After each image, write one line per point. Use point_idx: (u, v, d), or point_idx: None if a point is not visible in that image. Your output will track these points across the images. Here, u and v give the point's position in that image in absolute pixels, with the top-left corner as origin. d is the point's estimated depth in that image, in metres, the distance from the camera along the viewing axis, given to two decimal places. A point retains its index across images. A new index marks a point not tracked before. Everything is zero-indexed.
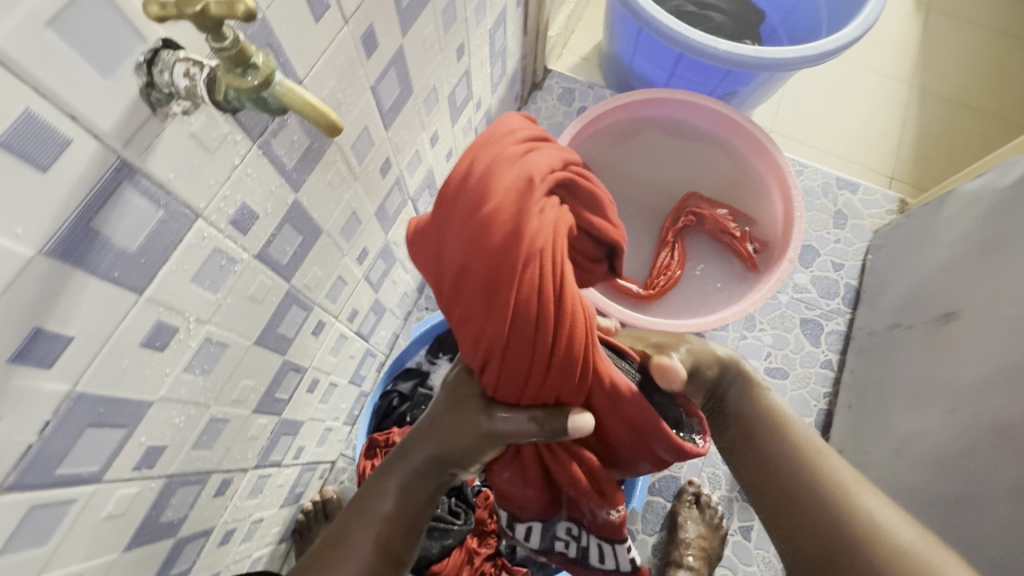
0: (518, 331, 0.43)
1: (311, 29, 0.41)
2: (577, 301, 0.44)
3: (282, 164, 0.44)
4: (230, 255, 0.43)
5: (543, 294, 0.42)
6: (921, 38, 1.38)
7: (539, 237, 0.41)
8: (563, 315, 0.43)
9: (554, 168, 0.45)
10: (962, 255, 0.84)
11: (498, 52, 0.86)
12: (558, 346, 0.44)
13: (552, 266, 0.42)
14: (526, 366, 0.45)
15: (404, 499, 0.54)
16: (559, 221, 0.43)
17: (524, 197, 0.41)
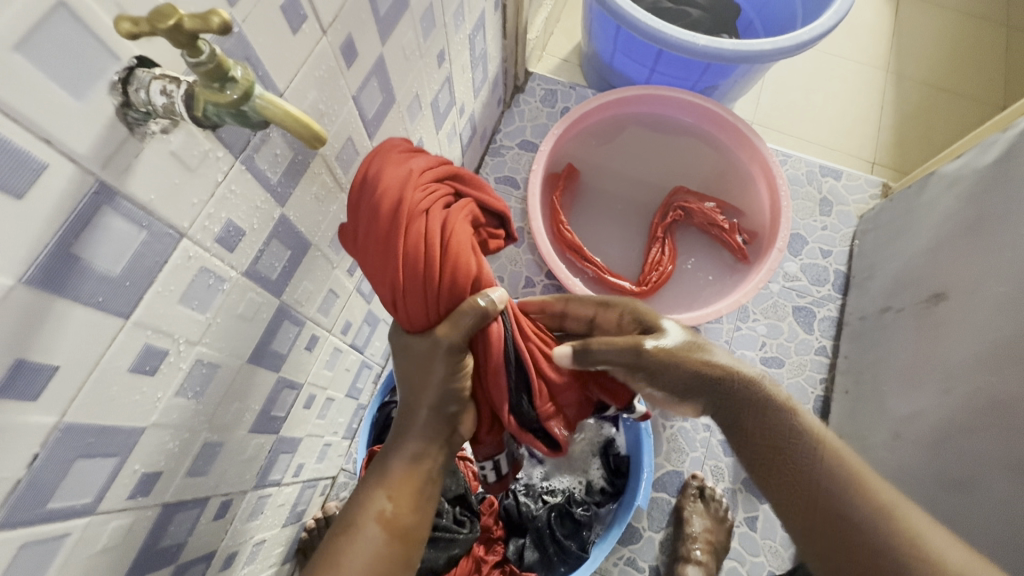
0: (410, 272, 0.52)
1: (290, 41, 0.40)
2: (464, 247, 0.53)
3: (266, 179, 0.44)
4: (217, 274, 0.42)
5: (425, 242, 0.51)
6: (893, 24, 1.40)
7: (420, 203, 0.51)
8: (451, 259, 0.53)
9: (434, 162, 0.55)
10: (946, 235, 0.85)
11: (478, 57, 0.86)
12: (451, 283, 0.53)
13: (435, 225, 0.52)
14: (426, 304, 0.54)
15: (416, 467, 0.56)
16: (439, 195, 0.53)
17: (407, 180, 0.51)
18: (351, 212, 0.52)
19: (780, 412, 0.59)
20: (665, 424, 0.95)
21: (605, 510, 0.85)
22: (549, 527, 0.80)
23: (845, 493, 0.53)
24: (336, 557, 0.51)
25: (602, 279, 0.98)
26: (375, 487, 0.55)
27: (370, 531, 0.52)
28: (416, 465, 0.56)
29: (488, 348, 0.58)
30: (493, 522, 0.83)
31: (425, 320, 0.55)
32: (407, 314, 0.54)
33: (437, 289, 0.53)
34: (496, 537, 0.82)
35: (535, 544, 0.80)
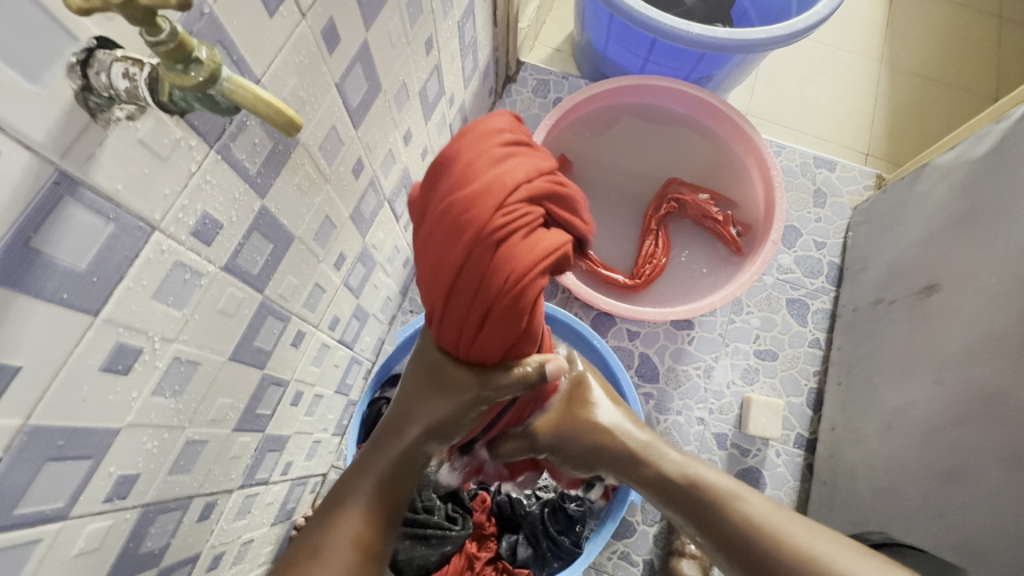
0: (455, 297, 0.45)
1: (266, 25, 0.38)
2: (525, 302, 0.45)
3: (244, 169, 0.42)
4: (194, 268, 0.40)
5: (484, 278, 0.43)
6: (887, 15, 1.39)
7: (495, 241, 0.42)
8: (503, 311, 0.45)
9: (533, 178, 0.43)
10: (939, 226, 0.84)
11: (468, 45, 0.84)
12: (492, 327, 0.47)
13: (500, 273, 0.42)
14: (463, 330, 0.48)
15: (391, 487, 0.56)
16: (522, 233, 0.42)
17: (488, 203, 0.41)
18: (424, 196, 0.46)
19: (668, 471, 0.64)
20: (659, 418, 0.94)
21: (599, 505, 0.83)
22: (542, 522, 0.81)
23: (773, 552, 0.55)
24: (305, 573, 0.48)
25: (596, 272, 0.97)
26: (343, 511, 0.53)
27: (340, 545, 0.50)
28: (389, 486, 0.56)
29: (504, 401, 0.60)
30: (485, 518, 0.81)
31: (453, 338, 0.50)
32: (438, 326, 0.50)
33: (476, 326, 0.47)
34: (489, 533, 0.81)
35: (528, 540, 0.80)
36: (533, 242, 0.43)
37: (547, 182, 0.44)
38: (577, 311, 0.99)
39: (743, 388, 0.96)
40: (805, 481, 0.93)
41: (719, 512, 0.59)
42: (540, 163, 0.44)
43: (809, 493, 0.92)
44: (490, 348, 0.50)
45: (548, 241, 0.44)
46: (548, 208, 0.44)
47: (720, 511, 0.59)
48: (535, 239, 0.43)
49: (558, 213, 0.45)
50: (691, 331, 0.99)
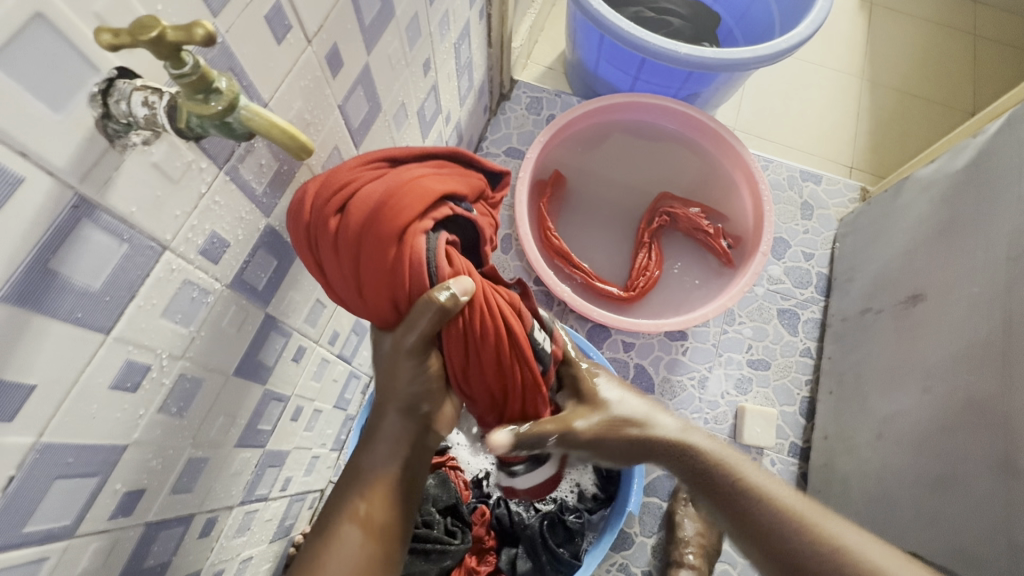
0: (331, 259, 0.49)
1: (273, 51, 0.40)
2: (381, 227, 0.48)
3: (251, 190, 0.43)
4: (202, 286, 0.41)
5: (342, 224, 0.48)
6: (867, 33, 1.44)
7: (337, 180, 0.49)
8: (372, 238, 0.48)
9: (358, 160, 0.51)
10: (922, 237, 0.87)
11: (464, 65, 0.86)
12: (374, 259, 0.49)
13: (355, 205, 0.48)
14: (355, 287, 0.51)
15: (397, 459, 0.56)
16: (367, 174, 0.50)
17: (328, 181, 0.48)
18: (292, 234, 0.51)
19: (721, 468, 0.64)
20: None
21: (597, 517, 0.84)
22: (542, 535, 0.79)
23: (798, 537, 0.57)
24: (317, 561, 0.50)
25: (591, 285, 0.98)
26: (345, 491, 0.54)
27: (353, 530, 0.52)
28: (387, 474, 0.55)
29: (455, 326, 0.53)
30: (485, 532, 0.81)
31: (375, 311, 0.52)
32: (351, 309, 0.54)
33: (363, 267, 0.49)
34: (489, 547, 0.82)
35: (528, 554, 0.79)
36: (364, 187, 0.49)
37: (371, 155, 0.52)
38: (572, 323, 1.01)
39: (737, 398, 0.98)
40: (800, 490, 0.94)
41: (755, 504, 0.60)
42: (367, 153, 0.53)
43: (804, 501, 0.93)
44: (391, 297, 0.50)
45: (404, 174, 0.51)
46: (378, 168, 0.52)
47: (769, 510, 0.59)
48: (388, 175, 0.51)
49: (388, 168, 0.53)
50: (685, 342, 1.00)
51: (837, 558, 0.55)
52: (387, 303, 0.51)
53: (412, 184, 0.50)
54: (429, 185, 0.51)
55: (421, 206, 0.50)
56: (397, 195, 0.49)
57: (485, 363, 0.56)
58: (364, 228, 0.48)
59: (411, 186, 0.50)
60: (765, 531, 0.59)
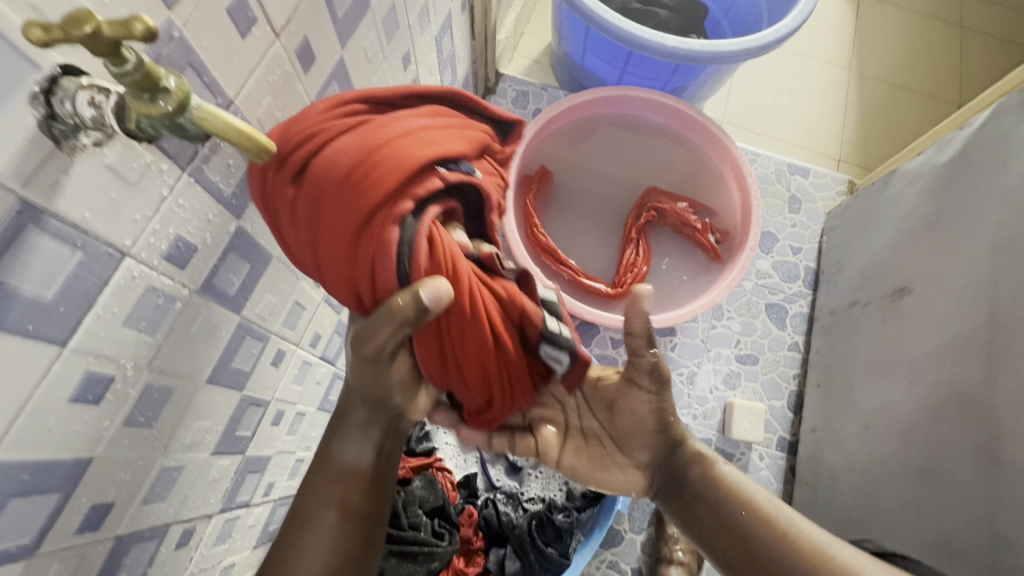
0: (291, 226, 0.46)
1: (238, 46, 0.38)
2: (345, 200, 0.44)
3: (217, 191, 0.41)
4: (167, 292, 0.40)
5: (303, 190, 0.45)
6: (855, 24, 1.43)
7: (302, 133, 0.44)
8: (332, 210, 0.45)
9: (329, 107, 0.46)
10: (907, 230, 0.86)
11: (446, 59, 0.85)
12: (335, 234, 0.45)
13: (319, 168, 0.45)
14: (316, 262, 0.48)
15: (365, 459, 0.53)
16: (335, 127, 0.46)
17: (292, 135, 0.44)
18: None
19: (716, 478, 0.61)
20: None
21: (586, 515, 0.83)
22: (530, 534, 0.79)
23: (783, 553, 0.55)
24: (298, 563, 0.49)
25: (578, 282, 0.97)
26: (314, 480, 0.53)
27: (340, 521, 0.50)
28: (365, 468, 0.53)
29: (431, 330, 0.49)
30: (472, 533, 0.81)
31: (336, 290, 0.49)
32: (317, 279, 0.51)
33: (321, 238, 0.46)
34: (477, 548, 0.81)
35: (516, 554, 0.79)
36: (331, 146, 0.45)
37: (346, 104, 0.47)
38: None
39: (726, 393, 0.98)
40: (788, 483, 0.94)
41: (766, 533, 0.56)
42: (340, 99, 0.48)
43: (793, 495, 0.93)
44: (353, 282, 0.47)
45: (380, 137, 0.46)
46: (353, 120, 0.47)
47: (782, 540, 0.55)
48: (361, 131, 0.46)
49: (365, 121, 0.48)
50: (674, 337, 1.00)
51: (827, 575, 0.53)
52: (350, 286, 0.48)
53: (387, 151, 0.46)
54: (410, 156, 0.46)
55: (391, 175, 0.45)
56: (367, 164, 0.45)
57: (468, 368, 0.52)
58: (326, 194, 0.45)
59: (385, 154, 0.45)
60: (776, 563, 0.54)
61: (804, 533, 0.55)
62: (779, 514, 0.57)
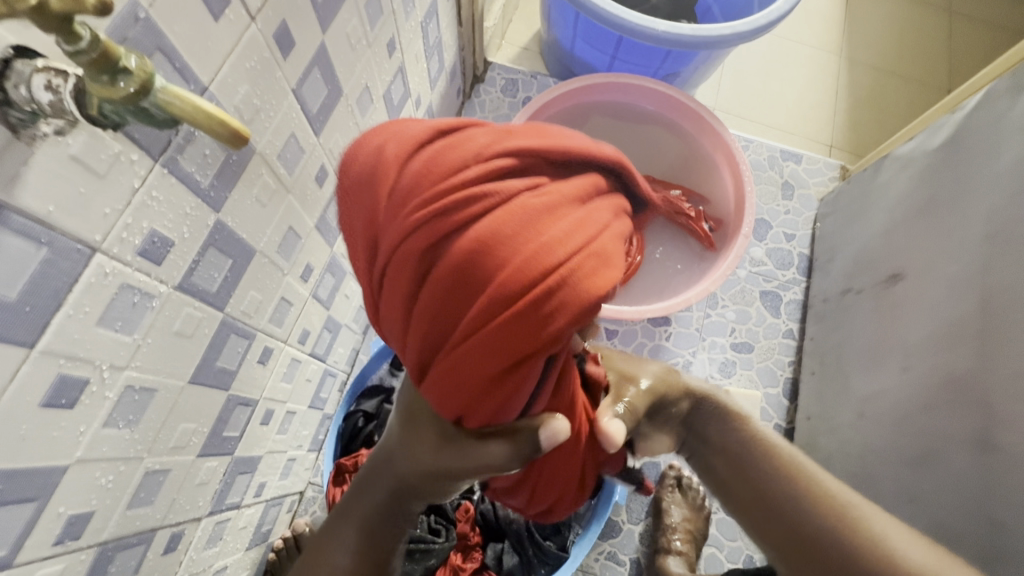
0: (405, 315, 0.40)
1: (211, 29, 0.36)
2: (478, 322, 0.37)
3: (194, 183, 0.39)
4: (144, 290, 0.38)
5: (429, 289, 0.38)
6: (845, 9, 1.42)
7: (432, 204, 0.36)
8: (461, 323, 0.38)
9: (470, 167, 0.37)
10: (900, 215, 0.86)
11: (433, 46, 0.82)
12: (474, 348, 0.38)
13: (452, 264, 0.37)
14: (424, 360, 0.41)
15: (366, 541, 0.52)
16: (495, 210, 0.36)
17: (424, 209, 0.37)
18: (350, 211, 0.42)
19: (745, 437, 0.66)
20: None
21: (584, 507, 0.81)
22: (528, 529, 0.78)
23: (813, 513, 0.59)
24: None
25: None
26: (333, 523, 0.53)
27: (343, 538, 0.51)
28: (376, 529, 0.52)
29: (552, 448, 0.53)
30: (470, 529, 0.79)
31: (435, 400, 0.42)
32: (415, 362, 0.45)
33: (449, 342, 0.39)
34: (474, 543, 0.79)
35: (514, 548, 0.78)
36: (468, 239, 0.36)
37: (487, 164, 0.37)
38: None
39: (721, 381, 0.97)
40: None
41: (792, 490, 0.61)
42: (477, 152, 0.37)
43: None
44: (459, 398, 0.41)
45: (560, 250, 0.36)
46: (496, 194, 0.36)
47: (802, 490, 0.60)
48: (512, 223, 0.36)
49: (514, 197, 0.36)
50: (668, 327, 0.99)
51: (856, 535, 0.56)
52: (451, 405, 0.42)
53: (565, 277, 0.36)
54: (587, 289, 0.37)
55: (545, 302, 0.36)
56: (515, 282, 0.36)
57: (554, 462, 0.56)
58: (475, 294, 0.37)
59: (541, 274, 0.36)
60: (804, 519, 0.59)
61: (831, 491, 0.60)
62: (810, 474, 0.61)
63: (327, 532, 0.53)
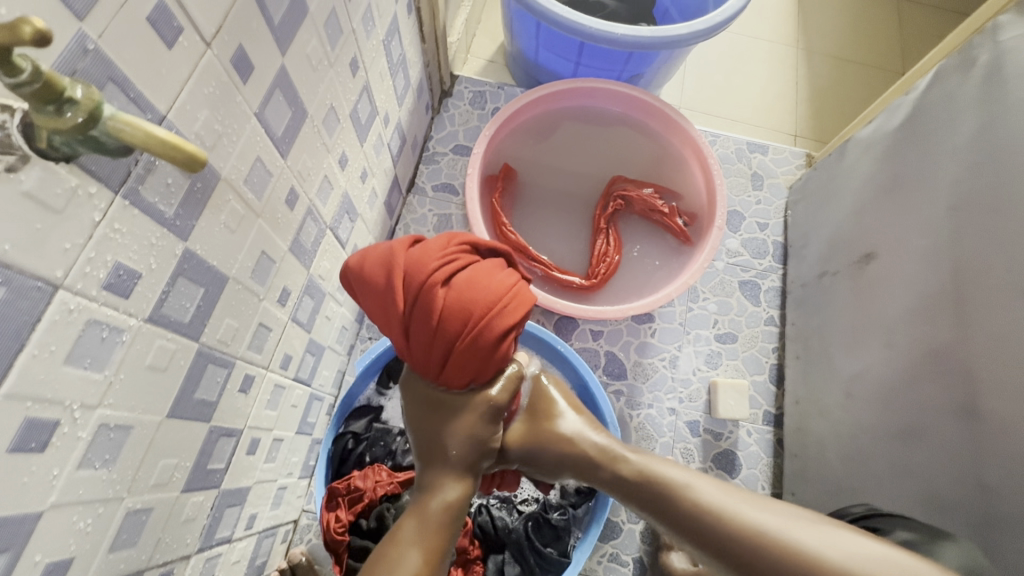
0: (424, 343, 0.57)
1: (165, 57, 0.36)
2: (478, 332, 0.56)
3: (159, 214, 0.39)
4: (112, 324, 0.37)
5: (440, 322, 0.55)
6: (798, 3, 1.47)
7: (428, 270, 0.55)
8: (466, 335, 0.56)
9: (448, 248, 0.57)
10: (866, 198, 0.88)
11: (397, 63, 0.83)
12: (472, 354, 0.57)
13: (452, 303, 0.55)
14: (443, 366, 0.59)
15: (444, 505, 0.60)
16: (459, 266, 0.56)
17: (425, 274, 0.55)
18: (364, 294, 0.59)
19: (644, 480, 0.63)
20: (631, 414, 0.95)
21: (582, 511, 0.82)
22: (527, 537, 0.78)
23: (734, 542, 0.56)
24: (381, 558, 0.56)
25: (552, 276, 0.96)
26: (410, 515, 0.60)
27: (407, 520, 0.59)
28: (454, 500, 0.61)
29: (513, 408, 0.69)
30: (469, 543, 0.77)
31: (453, 383, 0.60)
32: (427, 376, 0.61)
33: (460, 350, 0.57)
34: (474, 557, 0.77)
35: (515, 558, 0.77)
36: (458, 286, 0.55)
37: (456, 245, 0.58)
38: (539, 318, 0.99)
39: (709, 373, 0.98)
40: (777, 456, 0.95)
41: (711, 525, 0.57)
42: (447, 240, 0.58)
43: (782, 468, 0.94)
44: (470, 378, 0.60)
45: (503, 277, 0.58)
46: (466, 260, 0.57)
47: (721, 521, 0.57)
48: (481, 272, 0.57)
49: (476, 261, 0.58)
50: (652, 324, 1.00)
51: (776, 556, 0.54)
52: (463, 381, 0.60)
53: (516, 293, 0.58)
54: (532, 299, 0.60)
55: (513, 311, 0.57)
56: (494, 302, 0.56)
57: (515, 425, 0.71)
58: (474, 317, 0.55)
59: (508, 294, 0.57)
60: (735, 552, 0.56)
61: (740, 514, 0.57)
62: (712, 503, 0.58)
63: (404, 521, 0.60)
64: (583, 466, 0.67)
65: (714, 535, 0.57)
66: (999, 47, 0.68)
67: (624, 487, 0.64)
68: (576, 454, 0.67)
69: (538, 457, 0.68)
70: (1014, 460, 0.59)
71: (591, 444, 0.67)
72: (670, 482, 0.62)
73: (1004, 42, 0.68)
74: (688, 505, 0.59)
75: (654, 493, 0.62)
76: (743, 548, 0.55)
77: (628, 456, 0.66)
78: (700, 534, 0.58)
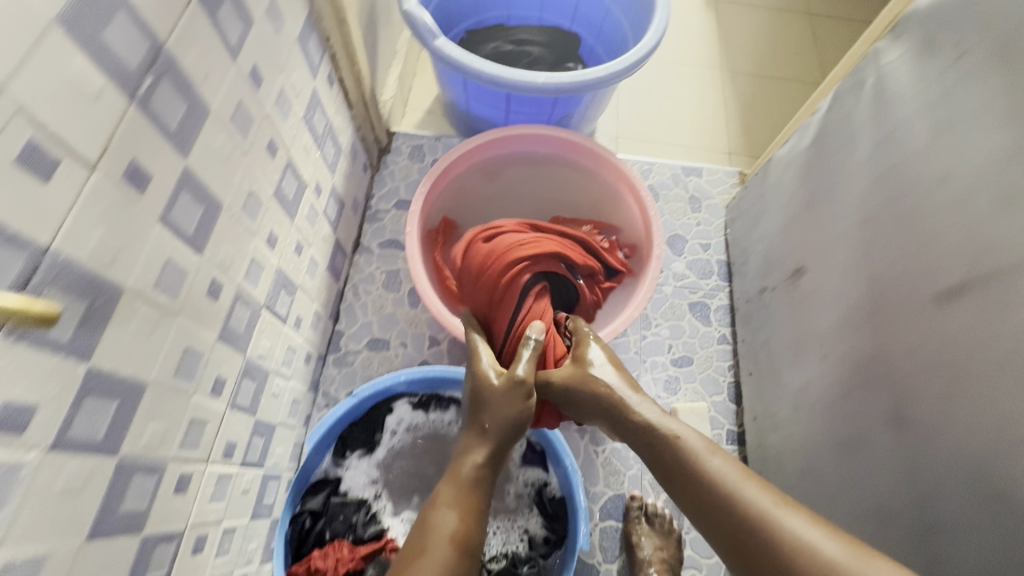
0: (467, 274, 0.91)
1: (41, 190, 0.36)
2: (500, 263, 0.87)
3: (51, 341, 0.38)
4: (6, 464, 0.36)
5: (476, 262, 0.90)
6: (717, 27, 1.54)
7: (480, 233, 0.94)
8: (492, 263, 0.88)
9: (502, 224, 0.95)
10: (790, 214, 0.92)
11: (324, 133, 0.85)
12: (491, 277, 0.88)
13: (486, 252, 0.90)
14: (476, 285, 0.89)
15: (478, 471, 0.66)
16: (501, 232, 0.93)
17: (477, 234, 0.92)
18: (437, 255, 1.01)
19: (667, 445, 0.66)
20: (597, 449, 0.95)
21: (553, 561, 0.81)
22: None
23: (739, 518, 0.57)
24: (425, 521, 0.60)
25: None
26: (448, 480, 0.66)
27: (445, 486, 0.65)
28: (483, 463, 0.67)
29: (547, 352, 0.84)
30: None
31: (477, 297, 0.89)
32: (467, 297, 0.91)
33: (482, 274, 0.89)
34: None
35: None
36: (495, 243, 0.91)
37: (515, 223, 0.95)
38: None
39: (669, 399, 0.99)
40: None
41: (722, 499, 0.59)
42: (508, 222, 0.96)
43: None
44: (488, 296, 0.88)
45: (527, 235, 0.91)
46: (504, 228, 0.94)
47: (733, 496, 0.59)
48: (513, 234, 0.91)
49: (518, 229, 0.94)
50: None
51: (774, 535, 0.54)
52: (485, 296, 0.88)
53: (536, 244, 0.90)
54: (545, 257, 0.90)
55: (525, 254, 0.88)
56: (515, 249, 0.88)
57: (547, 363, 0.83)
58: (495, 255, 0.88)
59: (527, 245, 0.89)
60: (736, 525, 0.57)
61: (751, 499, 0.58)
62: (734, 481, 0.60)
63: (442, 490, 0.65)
64: (617, 418, 0.72)
65: (724, 508, 0.58)
66: (882, 69, 0.73)
67: (650, 454, 0.67)
68: (613, 406, 0.72)
69: (574, 399, 0.75)
70: (942, 464, 0.60)
71: (630, 401, 0.72)
72: (693, 454, 0.64)
73: (885, 64, 0.73)
74: (703, 471, 0.62)
75: (678, 460, 0.64)
76: (745, 532, 0.56)
77: (652, 421, 0.69)
78: (708, 495, 0.60)
